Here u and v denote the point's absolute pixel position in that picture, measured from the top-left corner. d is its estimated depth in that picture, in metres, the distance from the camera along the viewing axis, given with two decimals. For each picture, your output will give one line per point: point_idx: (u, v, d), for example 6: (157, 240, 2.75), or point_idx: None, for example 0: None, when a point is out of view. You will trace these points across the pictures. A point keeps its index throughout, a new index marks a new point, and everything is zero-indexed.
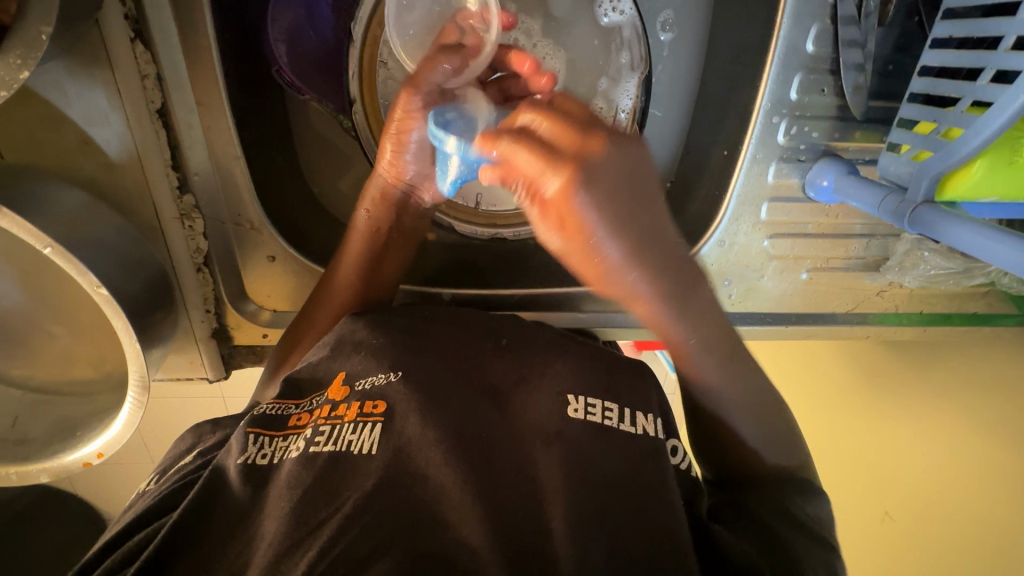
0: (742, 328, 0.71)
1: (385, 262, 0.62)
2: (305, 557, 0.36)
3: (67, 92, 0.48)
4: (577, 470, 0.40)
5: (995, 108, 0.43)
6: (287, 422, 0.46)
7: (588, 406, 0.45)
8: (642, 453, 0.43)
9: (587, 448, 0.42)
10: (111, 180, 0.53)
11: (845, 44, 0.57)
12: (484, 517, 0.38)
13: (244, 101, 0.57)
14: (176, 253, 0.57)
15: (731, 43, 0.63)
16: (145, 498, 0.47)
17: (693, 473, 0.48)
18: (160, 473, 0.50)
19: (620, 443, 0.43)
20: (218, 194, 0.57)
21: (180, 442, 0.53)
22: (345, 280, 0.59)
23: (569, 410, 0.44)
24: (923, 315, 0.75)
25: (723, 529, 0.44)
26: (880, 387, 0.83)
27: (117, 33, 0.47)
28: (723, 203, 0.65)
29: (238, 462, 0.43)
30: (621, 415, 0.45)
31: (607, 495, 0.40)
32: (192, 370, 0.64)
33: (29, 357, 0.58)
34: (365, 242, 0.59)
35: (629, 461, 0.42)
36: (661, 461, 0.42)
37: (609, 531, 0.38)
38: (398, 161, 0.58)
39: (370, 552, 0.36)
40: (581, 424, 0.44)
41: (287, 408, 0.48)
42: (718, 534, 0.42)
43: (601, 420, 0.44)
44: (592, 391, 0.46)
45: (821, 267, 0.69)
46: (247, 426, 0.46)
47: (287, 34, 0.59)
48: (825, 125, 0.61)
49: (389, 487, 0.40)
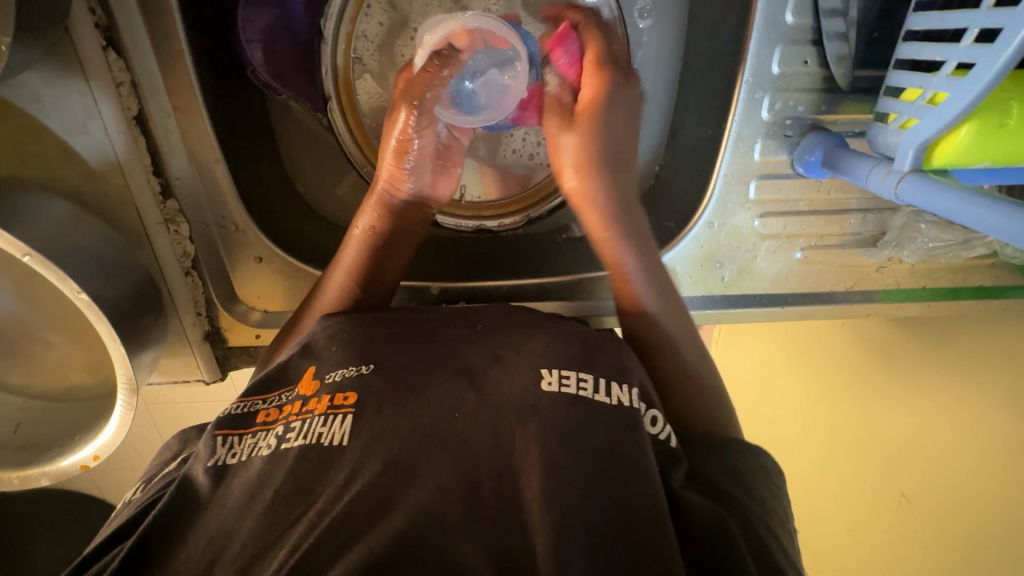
0: (736, 311, 0.70)
1: (383, 263, 0.60)
2: (277, 557, 0.37)
3: (44, 100, 0.49)
4: (556, 450, 0.40)
5: (978, 69, 0.41)
6: (256, 418, 0.46)
7: (562, 378, 0.44)
8: (619, 419, 0.42)
9: (561, 417, 0.41)
10: (95, 189, 0.54)
11: (826, 14, 0.56)
12: (458, 495, 0.39)
13: (222, 104, 0.58)
14: (163, 258, 0.58)
15: (711, 20, 0.62)
16: (129, 507, 0.47)
17: (673, 444, 0.46)
18: (147, 481, 0.50)
19: (601, 415, 0.42)
20: (201, 197, 0.58)
21: (165, 451, 0.53)
22: (335, 280, 0.58)
23: (541, 381, 0.44)
24: (928, 290, 0.72)
25: (694, 494, 0.44)
26: (887, 367, 0.83)
27: (89, 41, 0.48)
28: (710, 183, 0.64)
29: (208, 465, 0.43)
30: (597, 385, 0.44)
31: (581, 468, 0.39)
32: (188, 372, 0.65)
33: (28, 365, 0.59)
34: (360, 249, 0.59)
35: (606, 429, 0.41)
36: (635, 431, 0.42)
37: (590, 504, 0.38)
38: (399, 169, 0.61)
39: (338, 546, 0.37)
40: (554, 395, 0.43)
41: (255, 405, 0.47)
42: (692, 503, 0.41)
43: (574, 390, 0.43)
44: (565, 364, 0.46)
45: (816, 245, 0.67)
46: (215, 428, 0.46)
47: (262, 33, 0.60)
48: (811, 98, 0.59)
49: (367, 481, 0.39)
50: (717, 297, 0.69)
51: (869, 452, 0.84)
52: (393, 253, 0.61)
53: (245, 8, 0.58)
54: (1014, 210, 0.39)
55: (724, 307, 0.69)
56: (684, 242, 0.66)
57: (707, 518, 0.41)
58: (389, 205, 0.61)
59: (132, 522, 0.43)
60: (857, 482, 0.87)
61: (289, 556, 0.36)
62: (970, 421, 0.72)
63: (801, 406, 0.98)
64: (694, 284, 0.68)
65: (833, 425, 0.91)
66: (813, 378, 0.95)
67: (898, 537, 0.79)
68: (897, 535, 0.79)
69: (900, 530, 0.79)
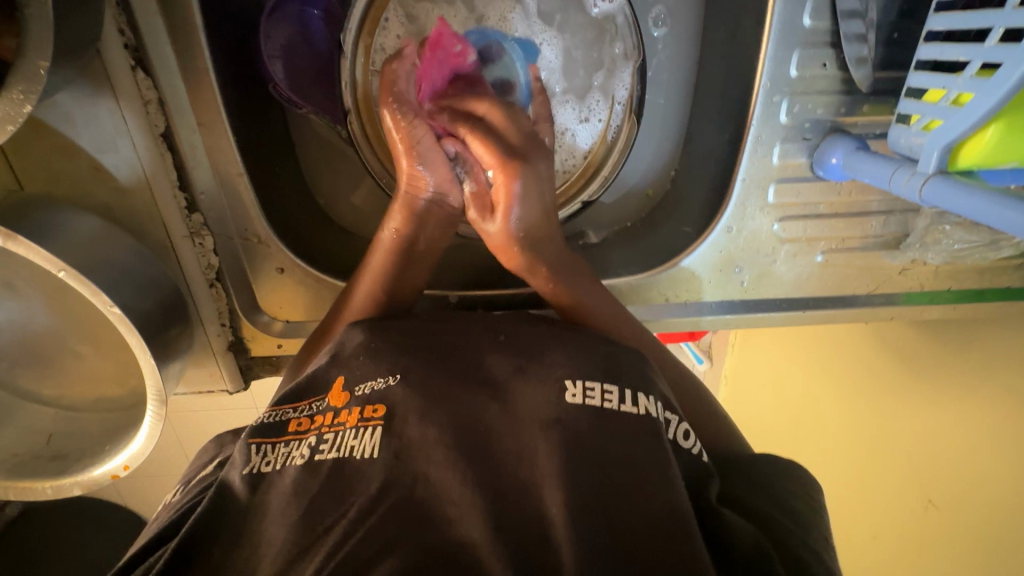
0: (756, 315, 0.69)
1: (408, 269, 0.61)
2: (314, 561, 0.38)
3: (75, 119, 0.51)
4: (584, 464, 0.40)
5: (1005, 69, 0.41)
6: (288, 426, 0.46)
7: (586, 391, 0.44)
8: (645, 432, 0.42)
9: (584, 429, 0.41)
10: (123, 204, 0.55)
11: (845, 16, 0.55)
12: (483, 510, 0.39)
13: (245, 119, 0.59)
14: (189, 270, 0.60)
15: (726, 26, 0.63)
16: (166, 511, 0.47)
17: (705, 458, 0.46)
18: (184, 483, 0.51)
19: (626, 427, 0.42)
20: (225, 210, 0.59)
21: (202, 453, 0.54)
22: (363, 288, 0.59)
23: (565, 394, 0.44)
24: (954, 292, 0.71)
25: (728, 510, 0.43)
26: (907, 369, 0.83)
27: (118, 61, 0.50)
28: (728, 188, 0.64)
29: (244, 472, 0.44)
30: (622, 396, 0.44)
31: (601, 478, 0.39)
32: (213, 382, 0.66)
33: (59, 377, 0.60)
34: (388, 253, 0.60)
35: (635, 442, 0.41)
36: (662, 443, 0.42)
37: (618, 511, 0.38)
38: (415, 169, 0.59)
39: (376, 553, 0.37)
40: (579, 408, 0.43)
41: (285, 414, 0.48)
42: (731, 523, 0.41)
43: (600, 404, 0.43)
44: (589, 375, 0.45)
45: (837, 248, 0.66)
46: (248, 437, 0.46)
47: (283, 50, 0.61)
48: (830, 100, 0.59)
49: (399, 492, 0.40)
50: (736, 302, 0.69)
51: (896, 458, 0.83)
52: (418, 258, 0.61)
53: (266, 24, 0.60)
54: None
55: (744, 312, 0.69)
56: (703, 248, 0.66)
57: (746, 539, 0.40)
58: (413, 207, 0.60)
59: (171, 527, 0.43)
60: (875, 489, 0.86)
61: (327, 562, 0.37)
62: (995, 427, 0.70)
63: (824, 410, 0.96)
64: (714, 289, 0.68)
65: (857, 430, 0.90)
66: (836, 383, 0.93)
67: (924, 542, 0.78)
68: (923, 540, 0.78)
69: (927, 535, 0.77)
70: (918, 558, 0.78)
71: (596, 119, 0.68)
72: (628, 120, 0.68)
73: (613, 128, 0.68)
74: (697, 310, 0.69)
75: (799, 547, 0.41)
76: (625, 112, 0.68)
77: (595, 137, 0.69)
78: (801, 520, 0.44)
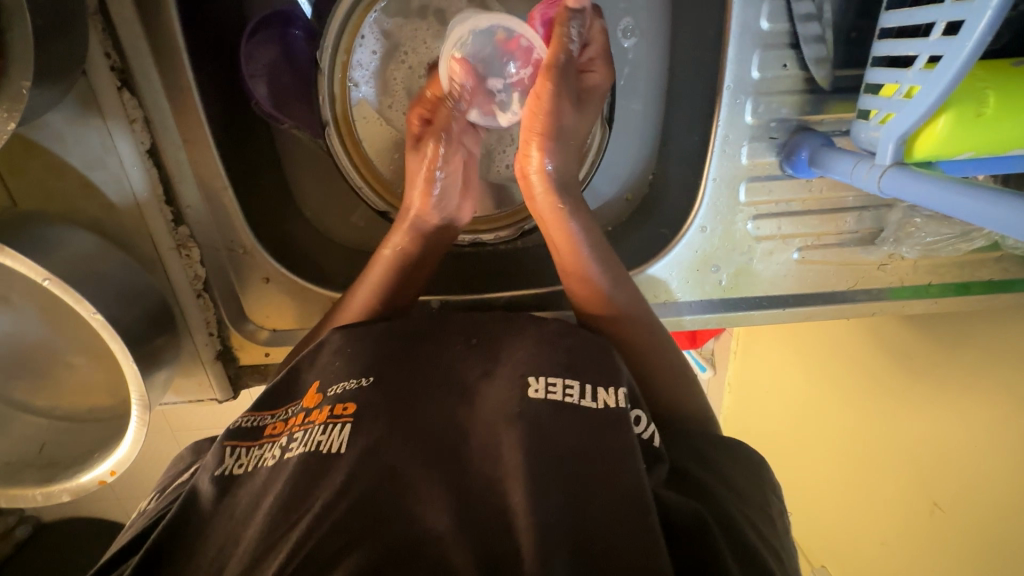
0: (738, 314, 0.69)
1: (406, 281, 0.63)
2: (279, 555, 0.38)
3: (66, 139, 0.53)
4: (540, 455, 0.41)
5: (946, 60, 0.42)
6: (263, 432, 0.48)
7: (548, 385, 0.45)
8: (603, 421, 0.43)
9: (546, 422, 0.43)
10: (113, 219, 0.57)
11: (802, 18, 0.57)
12: (449, 505, 0.40)
13: (229, 134, 0.62)
14: (176, 281, 0.61)
15: (692, 33, 0.65)
16: (141, 518, 0.48)
17: (657, 443, 0.47)
18: (159, 491, 0.52)
19: (584, 418, 0.44)
20: (210, 223, 0.61)
21: (178, 461, 0.55)
22: (359, 298, 0.61)
23: (529, 390, 0.45)
24: (938, 287, 0.70)
25: (669, 489, 0.45)
26: (906, 369, 0.82)
27: (105, 83, 0.52)
28: (700, 188, 0.65)
29: (216, 474, 0.45)
30: (583, 391, 0.46)
31: (568, 469, 0.41)
32: (202, 392, 0.67)
33: (53, 387, 0.62)
34: (389, 265, 0.62)
35: (591, 430, 0.43)
36: (624, 429, 0.43)
37: (573, 502, 0.39)
38: (427, 195, 0.63)
39: (337, 550, 0.38)
40: (541, 402, 0.44)
41: (263, 419, 0.49)
42: (670, 501, 0.43)
43: (561, 398, 0.45)
44: (551, 370, 0.47)
45: (813, 245, 0.67)
46: (223, 440, 0.47)
47: (266, 69, 0.64)
48: (795, 100, 0.60)
49: (364, 488, 0.41)
50: (716, 301, 0.69)
51: (896, 458, 0.83)
52: (415, 273, 0.64)
53: (248, 47, 0.63)
54: (1007, 198, 0.38)
55: (726, 311, 0.69)
56: (679, 247, 0.67)
57: (684, 516, 0.42)
58: (418, 228, 0.64)
59: (142, 534, 0.45)
60: (877, 492, 0.87)
61: (289, 561, 0.38)
62: (993, 424, 0.70)
63: (829, 411, 0.95)
64: (692, 289, 0.68)
65: (859, 427, 0.89)
66: (838, 386, 0.93)
67: (927, 541, 0.79)
68: (925, 540, 0.79)
69: (929, 536, 0.78)
70: (921, 556, 0.79)
71: None
72: (602, 127, 0.70)
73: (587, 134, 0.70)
74: (677, 310, 0.69)
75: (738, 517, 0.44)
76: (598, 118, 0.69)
77: None
78: (739, 496, 0.47)
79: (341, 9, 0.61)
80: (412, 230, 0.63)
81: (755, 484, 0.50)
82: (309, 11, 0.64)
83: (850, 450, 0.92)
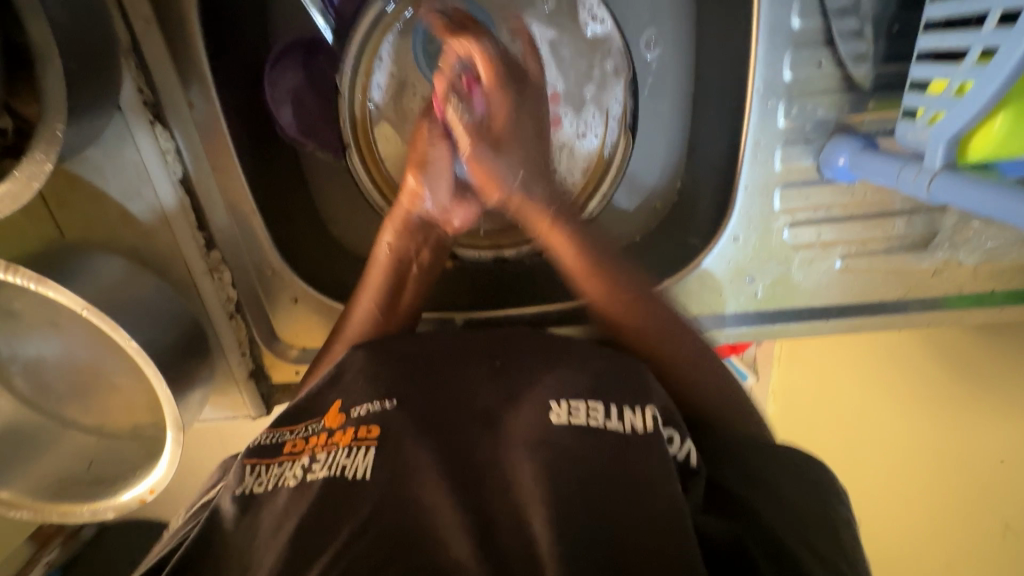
0: (774, 327, 0.65)
1: (407, 292, 0.62)
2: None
3: (104, 171, 0.56)
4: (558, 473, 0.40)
5: (1001, 54, 0.38)
6: (283, 448, 0.47)
7: (571, 410, 0.44)
8: (633, 443, 0.42)
9: (571, 447, 0.42)
10: (149, 246, 0.60)
11: (836, 14, 0.54)
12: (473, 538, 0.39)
13: (257, 160, 0.64)
14: (208, 303, 0.63)
15: (718, 36, 0.62)
16: (163, 541, 0.47)
17: (693, 460, 0.45)
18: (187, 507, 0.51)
19: (613, 442, 0.42)
20: (240, 244, 0.63)
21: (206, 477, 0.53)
22: (361, 310, 0.61)
23: (552, 415, 0.44)
24: (1005, 293, 0.64)
25: (708, 514, 0.43)
26: (965, 385, 0.78)
27: (139, 119, 0.55)
28: (731, 197, 0.62)
29: (235, 492, 0.44)
30: (609, 412, 0.45)
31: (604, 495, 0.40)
32: (236, 408, 0.68)
33: (99, 407, 0.65)
34: (384, 270, 0.61)
35: (621, 452, 0.42)
36: (653, 451, 0.42)
37: (611, 518, 0.39)
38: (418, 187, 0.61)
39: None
40: (565, 427, 0.43)
41: (282, 436, 0.48)
42: (705, 525, 0.41)
43: (585, 422, 0.44)
44: (577, 394, 0.46)
45: (857, 253, 0.63)
46: (244, 458, 0.47)
47: (290, 95, 0.65)
48: (832, 100, 0.57)
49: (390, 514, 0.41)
50: (751, 313, 0.66)
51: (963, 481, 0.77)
52: (416, 284, 0.63)
53: (271, 72, 0.64)
54: None
55: (761, 323, 0.65)
56: (709, 260, 0.64)
57: (724, 537, 0.40)
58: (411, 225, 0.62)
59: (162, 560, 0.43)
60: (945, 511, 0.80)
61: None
62: None
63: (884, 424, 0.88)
64: (727, 300, 0.65)
65: (918, 444, 0.83)
66: (897, 402, 0.87)
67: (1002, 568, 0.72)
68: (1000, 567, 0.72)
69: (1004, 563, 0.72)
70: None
71: (592, 135, 0.69)
72: (624, 135, 0.69)
73: (609, 144, 0.69)
74: (713, 322, 0.66)
75: (786, 538, 0.41)
76: (620, 127, 0.69)
77: (591, 154, 0.70)
78: (801, 523, 0.42)
79: (360, 33, 0.63)
80: (406, 228, 0.62)
81: (816, 506, 0.44)
82: (329, 36, 0.63)
83: (910, 463, 0.84)
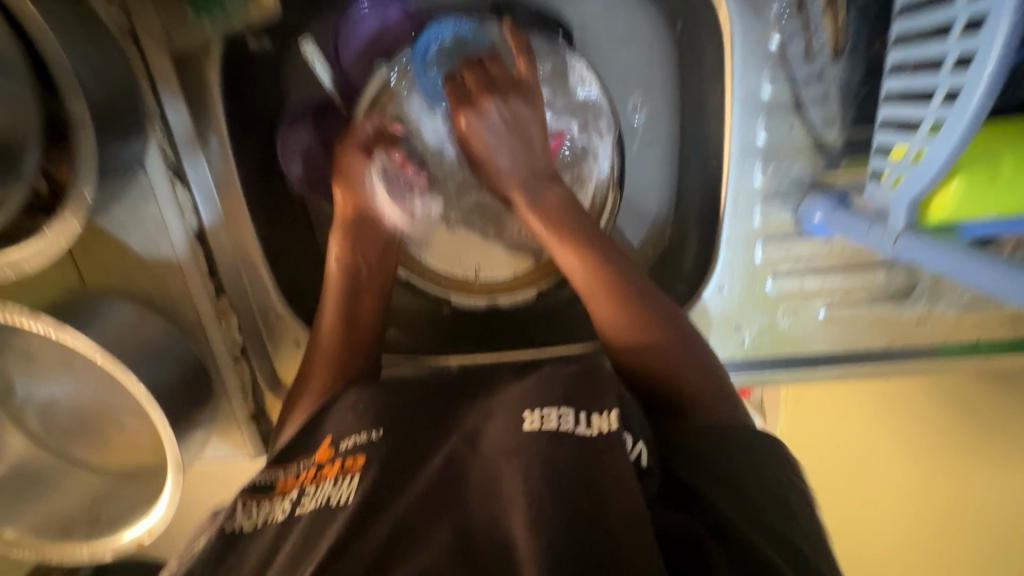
0: (759, 374, 0.68)
1: (365, 298, 0.65)
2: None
3: (126, 225, 0.60)
4: (544, 496, 0.40)
5: (948, 128, 0.41)
6: (273, 485, 0.49)
7: (543, 416, 0.45)
8: (601, 447, 0.43)
9: (551, 455, 0.42)
10: (162, 293, 0.63)
11: (804, 83, 0.58)
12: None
13: (266, 212, 0.69)
14: (217, 349, 0.65)
15: (698, 101, 0.67)
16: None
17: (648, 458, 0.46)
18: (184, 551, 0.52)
19: (582, 450, 0.43)
20: (247, 291, 0.67)
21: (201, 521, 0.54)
22: (326, 325, 0.64)
23: (524, 424, 0.45)
24: (988, 343, 0.66)
25: (671, 510, 0.44)
26: (970, 425, 0.77)
27: (160, 177, 0.60)
28: (715, 250, 0.65)
29: (224, 527, 0.47)
30: (578, 418, 0.45)
31: (581, 519, 0.39)
32: (237, 450, 0.70)
33: (105, 446, 0.68)
34: (337, 282, 0.65)
35: (589, 460, 0.42)
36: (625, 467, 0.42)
37: (592, 524, 0.39)
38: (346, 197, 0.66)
39: None
40: (536, 435, 0.44)
41: (274, 474, 0.50)
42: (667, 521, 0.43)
43: (557, 427, 0.44)
44: (548, 401, 0.46)
45: (840, 302, 0.64)
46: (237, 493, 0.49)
47: (300, 154, 0.70)
48: (806, 160, 0.60)
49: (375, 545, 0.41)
50: (738, 361, 0.68)
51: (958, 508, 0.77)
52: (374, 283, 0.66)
53: (285, 133, 0.70)
54: None
55: (747, 369, 0.68)
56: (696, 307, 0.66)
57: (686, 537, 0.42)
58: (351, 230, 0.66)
59: None
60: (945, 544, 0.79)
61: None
62: None
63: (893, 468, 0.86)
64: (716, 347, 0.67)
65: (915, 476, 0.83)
66: (898, 442, 0.85)
67: None
68: None
69: None
70: None
71: (583, 189, 0.75)
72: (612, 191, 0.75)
73: (598, 197, 0.75)
74: None
75: (749, 531, 0.41)
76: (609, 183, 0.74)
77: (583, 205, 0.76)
78: (762, 518, 0.43)
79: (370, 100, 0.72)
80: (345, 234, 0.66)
81: (777, 495, 0.45)
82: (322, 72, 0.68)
83: (915, 505, 0.83)
